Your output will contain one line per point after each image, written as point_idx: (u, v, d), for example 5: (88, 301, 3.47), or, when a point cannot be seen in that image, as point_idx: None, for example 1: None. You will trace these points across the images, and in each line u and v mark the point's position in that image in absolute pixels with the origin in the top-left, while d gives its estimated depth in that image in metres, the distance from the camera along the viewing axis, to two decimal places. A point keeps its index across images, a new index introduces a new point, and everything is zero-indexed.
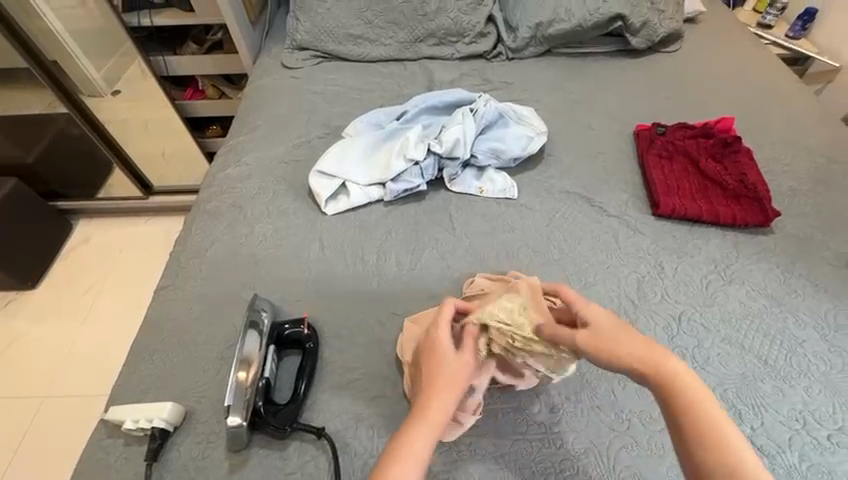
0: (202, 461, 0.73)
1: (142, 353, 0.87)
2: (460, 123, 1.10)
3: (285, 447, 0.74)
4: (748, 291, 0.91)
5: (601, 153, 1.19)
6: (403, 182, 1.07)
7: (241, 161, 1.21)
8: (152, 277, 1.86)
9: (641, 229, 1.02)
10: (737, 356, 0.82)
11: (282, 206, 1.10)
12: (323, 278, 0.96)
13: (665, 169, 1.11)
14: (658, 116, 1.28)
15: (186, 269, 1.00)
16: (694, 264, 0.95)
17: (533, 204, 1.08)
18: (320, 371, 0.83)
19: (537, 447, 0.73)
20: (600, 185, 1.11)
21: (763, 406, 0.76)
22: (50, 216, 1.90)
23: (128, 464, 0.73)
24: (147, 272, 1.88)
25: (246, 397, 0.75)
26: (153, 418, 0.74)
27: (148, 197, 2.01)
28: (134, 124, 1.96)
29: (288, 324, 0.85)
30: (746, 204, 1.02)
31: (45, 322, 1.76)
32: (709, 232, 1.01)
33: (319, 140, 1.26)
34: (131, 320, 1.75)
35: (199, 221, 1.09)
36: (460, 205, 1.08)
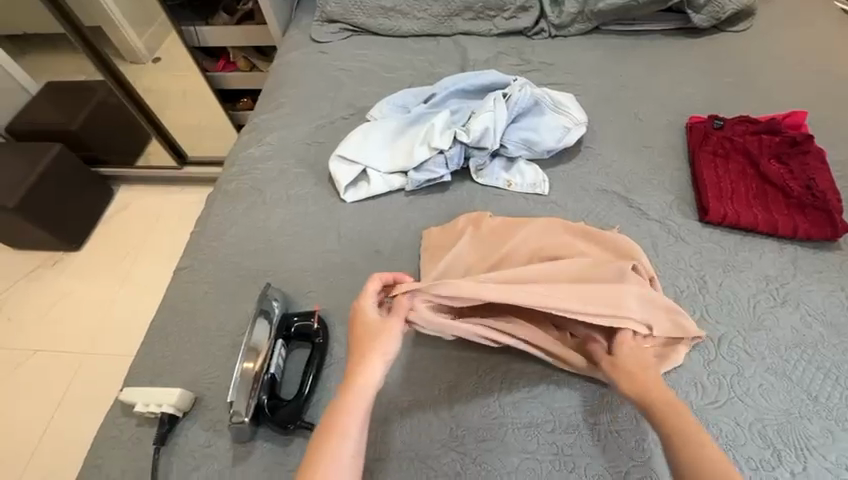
0: (208, 449, 0.74)
1: (159, 333, 0.89)
2: (491, 111, 1.01)
3: (289, 443, 0.73)
4: (803, 316, 0.81)
5: (646, 148, 1.07)
6: (426, 172, 1.01)
7: (264, 141, 1.18)
8: (180, 244, 1.91)
9: (685, 237, 0.92)
10: (783, 389, 0.74)
11: (301, 190, 1.07)
12: (338, 269, 0.94)
13: (718, 169, 0.99)
14: (716, 108, 1.14)
15: (204, 250, 1.00)
16: (742, 281, 0.86)
17: (565, 202, 1.00)
18: (327, 367, 0.81)
19: (546, 467, 0.70)
20: (641, 184, 1.01)
21: (808, 450, 0.69)
22: (91, 182, 1.96)
23: (139, 444, 0.75)
24: (174, 243, 1.93)
25: (251, 387, 0.74)
26: (162, 403, 0.74)
27: (183, 168, 2.03)
28: (172, 94, 1.99)
29: (298, 316, 0.84)
30: (812, 215, 0.90)
31: (86, 282, 1.86)
32: (764, 244, 0.90)
33: (344, 121, 1.21)
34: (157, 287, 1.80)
35: (219, 202, 1.08)
36: (485, 198, 1.02)
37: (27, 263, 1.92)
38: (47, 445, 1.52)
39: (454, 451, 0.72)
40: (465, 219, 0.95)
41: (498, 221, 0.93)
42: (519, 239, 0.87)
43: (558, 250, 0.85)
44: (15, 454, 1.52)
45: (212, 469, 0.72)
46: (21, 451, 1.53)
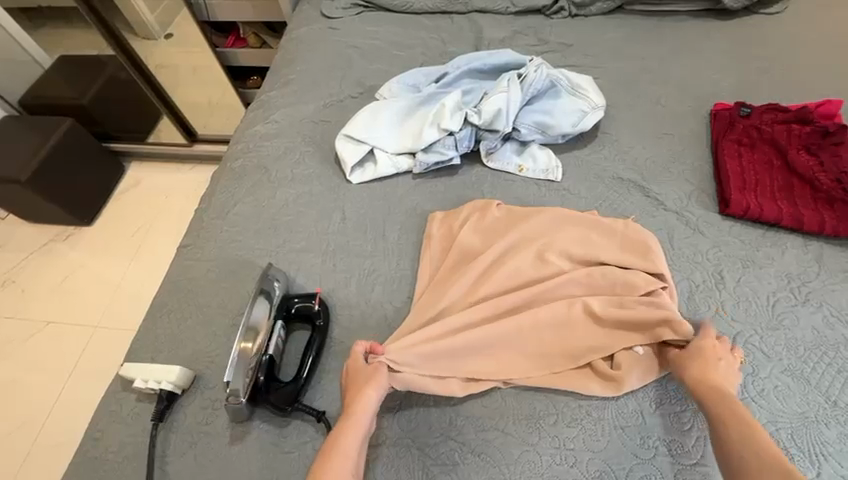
0: (205, 427, 0.73)
1: (161, 310, 0.88)
2: (504, 92, 0.97)
3: (285, 425, 0.72)
4: (825, 316, 0.77)
5: (666, 135, 1.02)
6: (435, 154, 0.98)
7: (271, 119, 1.16)
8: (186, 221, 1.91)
9: (703, 230, 0.88)
10: (800, 392, 0.70)
11: (307, 170, 1.05)
12: (341, 252, 0.92)
13: (743, 159, 0.94)
14: (743, 94, 1.08)
15: (208, 228, 0.98)
16: (762, 277, 0.82)
17: (578, 189, 0.96)
18: (327, 350, 0.79)
19: (547, 461, 0.68)
20: (659, 172, 0.97)
21: (823, 456, 0.66)
22: (102, 158, 1.96)
23: (138, 419, 0.75)
24: (180, 221, 1.93)
25: (248, 368, 0.73)
26: (161, 380, 0.74)
27: (193, 145, 2.02)
28: (184, 70, 1.98)
29: (298, 298, 0.82)
30: (840, 210, 0.85)
31: (95, 257, 1.87)
32: (787, 239, 0.86)
33: (352, 100, 1.18)
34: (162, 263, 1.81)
35: (224, 180, 1.06)
36: (494, 183, 0.98)
37: (40, 236, 1.95)
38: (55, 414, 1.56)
39: (452, 440, 0.71)
40: (474, 204, 0.91)
41: (504, 211, 0.90)
42: (525, 233, 0.85)
43: (568, 245, 0.82)
44: (27, 423, 1.56)
45: (209, 447, 0.71)
46: (31, 418, 1.57)
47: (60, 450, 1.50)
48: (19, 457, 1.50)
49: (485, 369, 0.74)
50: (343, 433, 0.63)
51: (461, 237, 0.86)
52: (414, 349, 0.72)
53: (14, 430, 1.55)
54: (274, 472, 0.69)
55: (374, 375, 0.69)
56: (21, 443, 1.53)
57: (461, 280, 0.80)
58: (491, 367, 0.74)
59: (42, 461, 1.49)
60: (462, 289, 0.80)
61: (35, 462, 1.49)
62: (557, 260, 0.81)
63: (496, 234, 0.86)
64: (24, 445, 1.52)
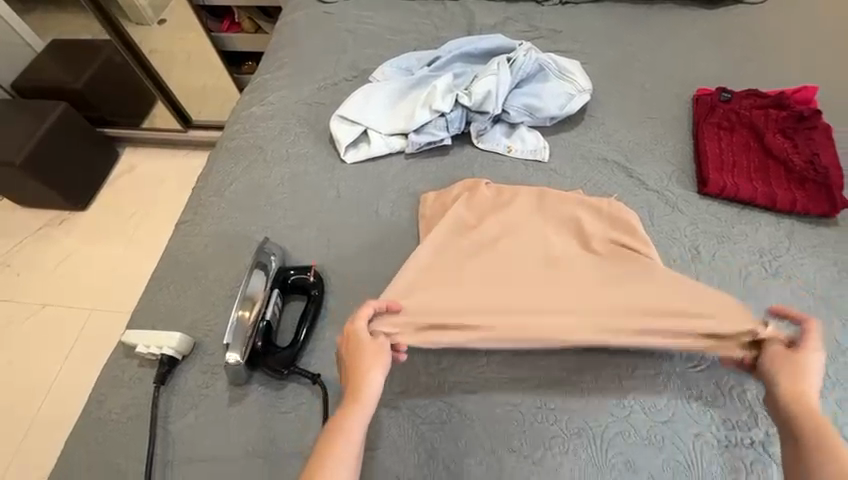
0: (205, 390, 0.77)
1: (160, 282, 0.91)
2: (494, 74, 1.00)
3: (282, 388, 0.76)
4: (793, 287, 0.82)
5: (650, 119, 1.06)
6: (427, 134, 1.01)
7: (266, 100, 1.18)
8: (180, 204, 1.93)
9: (682, 208, 0.92)
10: None
11: (302, 150, 1.08)
12: (336, 228, 0.95)
13: (722, 142, 0.98)
14: (724, 81, 1.12)
15: (205, 205, 1.01)
16: (736, 252, 0.86)
17: (564, 169, 0.99)
18: (322, 319, 0.83)
19: (529, 419, 0.72)
20: (642, 154, 1.01)
21: None
22: (97, 143, 1.96)
23: (140, 383, 0.78)
24: (176, 206, 1.94)
25: (247, 333, 0.77)
26: (162, 345, 0.77)
27: (187, 131, 2.02)
28: (177, 55, 1.97)
29: (294, 270, 0.86)
30: (811, 189, 0.90)
31: (91, 241, 1.89)
32: (761, 217, 0.90)
33: (347, 83, 1.20)
34: (157, 245, 1.84)
35: (220, 159, 1.09)
36: (484, 163, 1.01)
37: (36, 220, 1.95)
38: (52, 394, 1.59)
39: (441, 401, 0.75)
40: (464, 184, 0.95)
41: (492, 190, 0.93)
42: (511, 211, 0.88)
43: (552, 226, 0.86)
44: (27, 401, 1.59)
45: (209, 408, 0.75)
46: (30, 397, 1.60)
47: (57, 428, 1.53)
48: (16, 434, 1.54)
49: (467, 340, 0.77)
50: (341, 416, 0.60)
51: (452, 210, 0.89)
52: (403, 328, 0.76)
53: (15, 407, 1.59)
54: (270, 430, 0.73)
55: (376, 355, 0.65)
56: (18, 421, 1.56)
57: (448, 254, 0.84)
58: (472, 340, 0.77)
59: (39, 438, 1.53)
60: (450, 262, 0.82)
61: (32, 439, 1.53)
62: (544, 237, 0.84)
63: (485, 210, 0.90)
64: (21, 422, 1.56)
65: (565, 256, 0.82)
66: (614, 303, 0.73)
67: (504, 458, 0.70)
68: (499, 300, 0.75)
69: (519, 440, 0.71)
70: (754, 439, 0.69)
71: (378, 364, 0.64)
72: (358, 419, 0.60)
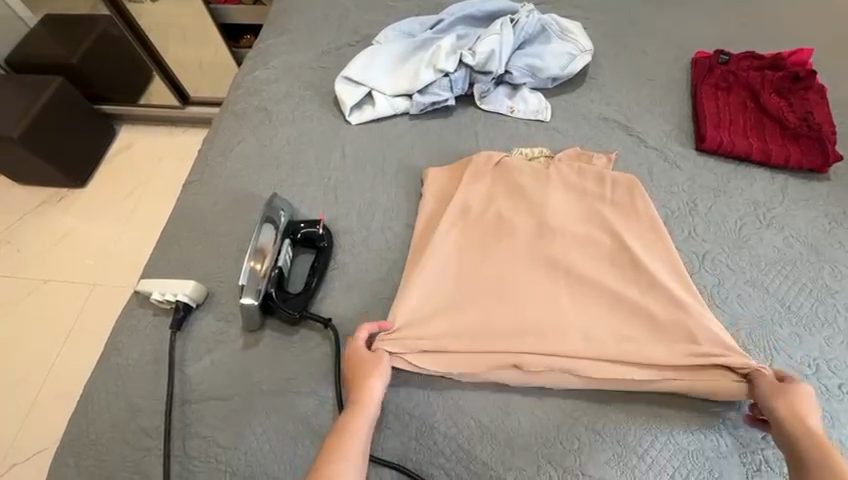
0: (220, 335, 0.79)
1: (170, 239, 0.93)
2: (497, 34, 1.02)
3: (294, 333, 0.79)
4: (786, 237, 0.85)
5: (650, 81, 1.08)
6: (431, 95, 1.03)
7: (270, 65, 1.18)
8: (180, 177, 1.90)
9: (679, 164, 0.95)
10: (759, 298, 0.79)
11: (307, 112, 1.09)
12: (342, 185, 0.97)
13: (719, 101, 1.01)
14: (723, 43, 1.13)
15: (212, 165, 1.02)
16: (731, 205, 0.89)
17: (565, 129, 1.01)
18: (331, 269, 0.86)
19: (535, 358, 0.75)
20: (642, 114, 1.03)
21: (775, 350, 0.74)
22: (94, 119, 1.92)
23: (156, 330, 0.81)
24: (175, 184, 1.89)
25: (259, 281, 0.79)
26: (177, 292, 0.80)
27: (185, 108, 1.99)
28: (174, 30, 1.96)
29: (304, 223, 0.87)
30: (805, 145, 0.93)
31: (89, 218, 1.83)
32: (756, 172, 0.93)
33: (349, 48, 1.21)
34: (158, 218, 1.80)
35: (225, 122, 1.10)
36: (487, 123, 1.03)
37: (35, 198, 1.89)
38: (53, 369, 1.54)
39: None
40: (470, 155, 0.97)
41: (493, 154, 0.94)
42: (513, 173, 0.91)
43: (554, 189, 0.89)
44: (28, 380, 1.52)
45: (224, 352, 0.78)
46: (31, 375, 1.53)
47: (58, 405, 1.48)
48: (16, 412, 1.48)
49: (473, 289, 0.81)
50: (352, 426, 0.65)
51: (458, 179, 0.91)
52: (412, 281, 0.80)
53: (15, 384, 1.52)
54: (284, 370, 0.76)
55: (378, 371, 0.71)
56: (16, 398, 1.50)
57: (453, 218, 0.88)
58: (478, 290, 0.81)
59: (39, 415, 1.47)
60: (455, 226, 0.87)
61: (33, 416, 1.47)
62: (545, 198, 0.87)
63: (489, 179, 0.92)
64: (21, 398, 1.50)
65: (560, 219, 0.86)
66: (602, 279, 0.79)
67: (510, 392, 0.73)
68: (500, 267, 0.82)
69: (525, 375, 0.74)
70: None
71: (379, 381, 0.70)
72: (360, 430, 0.65)
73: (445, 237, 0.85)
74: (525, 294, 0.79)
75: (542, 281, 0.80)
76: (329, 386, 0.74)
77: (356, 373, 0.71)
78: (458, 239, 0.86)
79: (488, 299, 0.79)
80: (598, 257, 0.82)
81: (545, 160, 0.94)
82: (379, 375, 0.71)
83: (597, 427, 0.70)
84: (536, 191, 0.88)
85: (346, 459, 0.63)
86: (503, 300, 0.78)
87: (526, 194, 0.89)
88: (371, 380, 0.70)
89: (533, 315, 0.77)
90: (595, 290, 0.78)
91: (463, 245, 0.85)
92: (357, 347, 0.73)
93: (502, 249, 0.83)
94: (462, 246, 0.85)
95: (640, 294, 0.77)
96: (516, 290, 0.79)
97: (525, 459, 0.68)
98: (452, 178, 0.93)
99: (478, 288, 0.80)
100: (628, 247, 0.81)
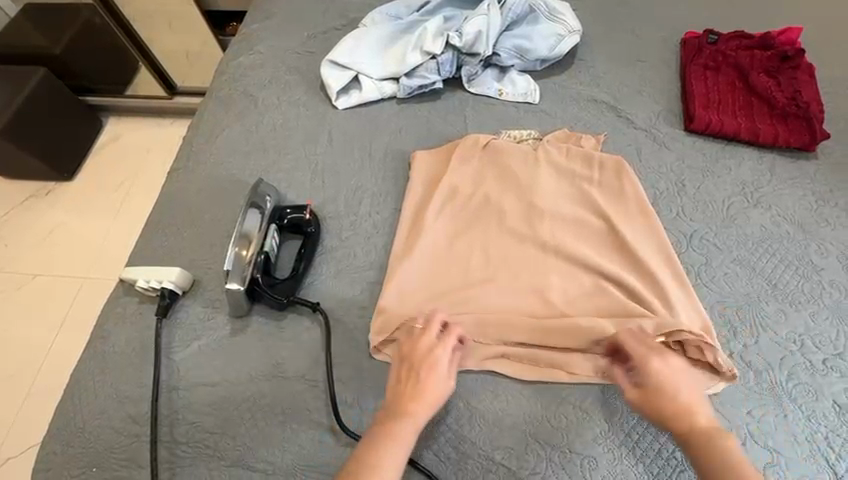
0: (208, 322, 0.79)
1: (155, 226, 0.92)
2: (484, 15, 1.00)
3: (282, 318, 0.78)
4: (773, 216, 0.85)
5: (639, 62, 1.07)
6: (418, 78, 1.01)
7: (255, 50, 1.16)
8: (163, 169, 1.87)
9: (668, 145, 0.94)
10: (746, 277, 0.79)
11: (293, 97, 1.07)
12: (329, 170, 0.96)
13: (708, 82, 1.00)
14: (712, 23, 1.12)
15: (198, 152, 1.01)
16: (719, 185, 0.89)
17: (554, 111, 1.00)
18: (319, 254, 0.85)
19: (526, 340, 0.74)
20: (631, 95, 1.02)
21: (761, 327, 0.75)
22: (78, 110, 1.87)
23: (142, 318, 0.80)
24: (161, 177, 1.86)
25: (246, 267, 0.78)
26: (163, 279, 0.79)
27: (173, 98, 1.95)
28: (158, 18, 1.90)
29: (291, 209, 0.86)
30: (792, 124, 0.92)
31: (75, 212, 1.81)
32: (744, 152, 0.93)
33: (335, 32, 1.19)
34: (142, 212, 1.78)
35: (210, 109, 1.08)
36: (476, 107, 1.02)
37: (21, 192, 1.86)
38: (41, 366, 1.52)
39: None
40: (457, 139, 0.96)
41: (479, 137, 0.93)
42: (501, 156, 0.90)
43: (545, 176, 0.87)
44: (19, 375, 1.51)
45: (212, 338, 0.78)
46: (21, 371, 1.52)
47: (48, 400, 1.47)
48: (4, 409, 1.47)
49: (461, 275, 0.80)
50: (396, 429, 0.62)
51: (448, 164, 0.90)
52: (402, 268, 0.80)
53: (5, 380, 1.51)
54: (273, 354, 0.75)
55: (440, 382, 0.66)
56: (5, 395, 1.49)
57: (444, 203, 0.87)
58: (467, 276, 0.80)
59: (31, 410, 1.46)
60: (443, 211, 0.86)
61: (22, 412, 1.46)
62: (534, 181, 0.87)
63: (479, 162, 0.91)
64: (9, 395, 1.48)
65: (547, 201, 0.85)
66: (594, 261, 0.78)
67: (499, 373, 0.73)
68: (489, 249, 0.82)
69: (513, 355, 0.74)
70: (733, 350, 0.73)
71: (433, 395, 0.65)
72: (406, 438, 0.62)
73: (434, 221, 0.85)
74: (516, 279, 0.79)
75: (532, 264, 0.80)
76: (317, 370, 0.74)
77: (419, 378, 0.66)
78: (447, 223, 0.85)
79: (478, 282, 0.79)
80: (589, 242, 0.82)
81: (533, 142, 0.93)
82: (436, 384, 0.66)
83: (584, 404, 0.70)
84: (525, 173, 0.88)
85: (387, 463, 0.59)
86: (491, 283, 0.78)
87: (514, 178, 0.88)
88: (425, 389, 0.65)
89: (522, 299, 0.77)
90: (584, 273, 0.78)
91: (452, 230, 0.85)
92: (432, 352, 0.68)
93: (491, 234, 0.83)
94: (450, 231, 0.84)
95: (632, 279, 0.77)
96: (508, 275, 0.79)
97: (514, 438, 0.69)
98: (441, 163, 0.92)
99: (469, 272, 0.80)
100: (619, 232, 0.81)
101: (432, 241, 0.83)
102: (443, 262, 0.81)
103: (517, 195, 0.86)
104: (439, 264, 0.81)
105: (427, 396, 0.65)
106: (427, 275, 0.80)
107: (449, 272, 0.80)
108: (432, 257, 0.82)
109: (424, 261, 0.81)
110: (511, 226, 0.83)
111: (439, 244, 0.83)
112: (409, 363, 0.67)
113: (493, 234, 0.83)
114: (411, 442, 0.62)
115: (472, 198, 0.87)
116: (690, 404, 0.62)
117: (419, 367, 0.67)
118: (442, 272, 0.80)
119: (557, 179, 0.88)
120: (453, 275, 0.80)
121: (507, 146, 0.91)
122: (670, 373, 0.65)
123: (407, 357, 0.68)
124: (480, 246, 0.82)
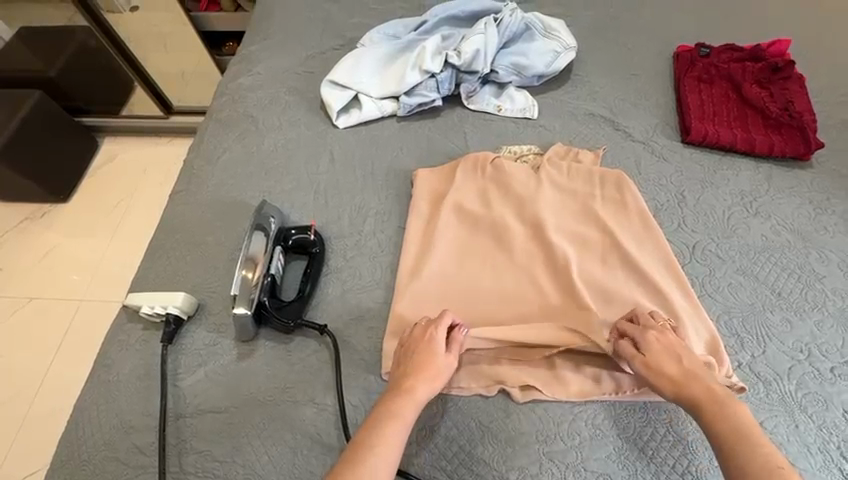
0: (214, 347, 0.78)
1: (158, 250, 0.91)
2: (481, 34, 1.02)
3: (290, 341, 0.78)
4: (773, 225, 0.86)
5: (634, 76, 1.09)
6: (418, 96, 1.02)
7: (253, 71, 1.17)
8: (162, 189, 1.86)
9: (667, 157, 0.96)
10: (750, 287, 0.80)
11: (293, 117, 1.08)
12: (331, 190, 0.96)
13: (702, 94, 1.02)
14: (703, 37, 1.15)
15: (199, 174, 1.01)
16: (719, 195, 0.90)
17: (553, 125, 1.02)
18: (325, 275, 0.85)
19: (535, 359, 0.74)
20: (628, 108, 1.04)
21: (768, 337, 0.75)
22: (74, 130, 1.86)
23: (146, 344, 0.79)
24: (158, 197, 1.85)
25: (251, 291, 0.78)
26: (167, 305, 0.79)
27: (169, 117, 1.93)
28: (154, 37, 1.94)
29: (295, 230, 0.87)
30: (787, 134, 0.94)
31: (72, 233, 1.79)
32: (741, 162, 0.95)
33: (334, 52, 1.20)
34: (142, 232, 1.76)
35: (211, 130, 1.08)
36: (475, 123, 1.03)
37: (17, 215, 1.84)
38: (38, 389, 1.49)
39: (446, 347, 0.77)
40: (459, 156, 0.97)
41: (479, 153, 0.94)
42: (501, 171, 0.91)
43: (545, 191, 0.88)
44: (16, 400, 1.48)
45: (217, 364, 0.77)
46: (18, 395, 1.49)
47: (45, 425, 1.44)
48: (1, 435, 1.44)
49: (468, 293, 0.80)
50: (397, 414, 0.61)
51: (450, 181, 0.91)
52: (409, 289, 0.80)
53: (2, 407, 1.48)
54: (281, 378, 0.75)
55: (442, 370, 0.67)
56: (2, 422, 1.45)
57: (447, 221, 0.87)
58: (474, 294, 0.80)
59: (28, 436, 1.43)
60: (447, 229, 0.87)
61: (19, 438, 1.42)
62: (535, 196, 0.87)
63: (480, 178, 0.92)
64: (7, 421, 1.45)
65: (550, 217, 0.85)
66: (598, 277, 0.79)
67: (509, 393, 0.73)
68: (495, 267, 0.82)
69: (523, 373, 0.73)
70: (742, 361, 0.73)
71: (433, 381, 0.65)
72: (407, 421, 0.61)
73: (438, 240, 0.85)
74: (522, 296, 0.79)
75: (538, 280, 0.80)
76: (326, 394, 0.73)
77: (424, 366, 0.66)
78: (451, 241, 0.85)
79: (485, 300, 0.79)
80: (593, 256, 0.82)
81: (534, 157, 0.95)
82: (434, 370, 0.66)
83: (596, 421, 0.70)
84: (527, 188, 0.89)
85: (395, 447, 0.58)
86: (499, 300, 0.79)
87: (516, 193, 0.88)
88: (426, 377, 0.65)
89: (529, 314, 0.77)
90: (590, 287, 0.78)
91: (457, 247, 0.85)
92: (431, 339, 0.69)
93: (496, 250, 0.84)
94: (455, 249, 0.85)
95: (637, 292, 0.77)
96: (514, 291, 0.79)
97: (528, 457, 0.68)
98: (444, 180, 0.93)
99: (475, 290, 0.80)
100: (621, 244, 0.82)
101: (438, 258, 0.83)
102: (449, 280, 0.81)
103: (519, 211, 0.87)
104: (445, 282, 0.81)
105: (429, 381, 0.65)
106: (434, 293, 0.80)
107: (455, 291, 0.80)
108: (438, 276, 0.82)
109: (430, 279, 0.81)
110: (516, 243, 0.84)
111: (444, 261, 0.83)
112: (410, 351, 0.68)
113: (497, 250, 0.84)
114: (410, 422, 0.62)
115: (475, 213, 0.88)
116: (689, 376, 0.63)
117: (419, 354, 0.67)
118: (448, 290, 0.80)
119: (557, 194, 0.89)
120: (459, 292, 0.80)
121: (507, 162, 0.92)
122: (671, 353, 0.65)
123: (412, 345, 0.69)
124: (485, 264, 0.83)
